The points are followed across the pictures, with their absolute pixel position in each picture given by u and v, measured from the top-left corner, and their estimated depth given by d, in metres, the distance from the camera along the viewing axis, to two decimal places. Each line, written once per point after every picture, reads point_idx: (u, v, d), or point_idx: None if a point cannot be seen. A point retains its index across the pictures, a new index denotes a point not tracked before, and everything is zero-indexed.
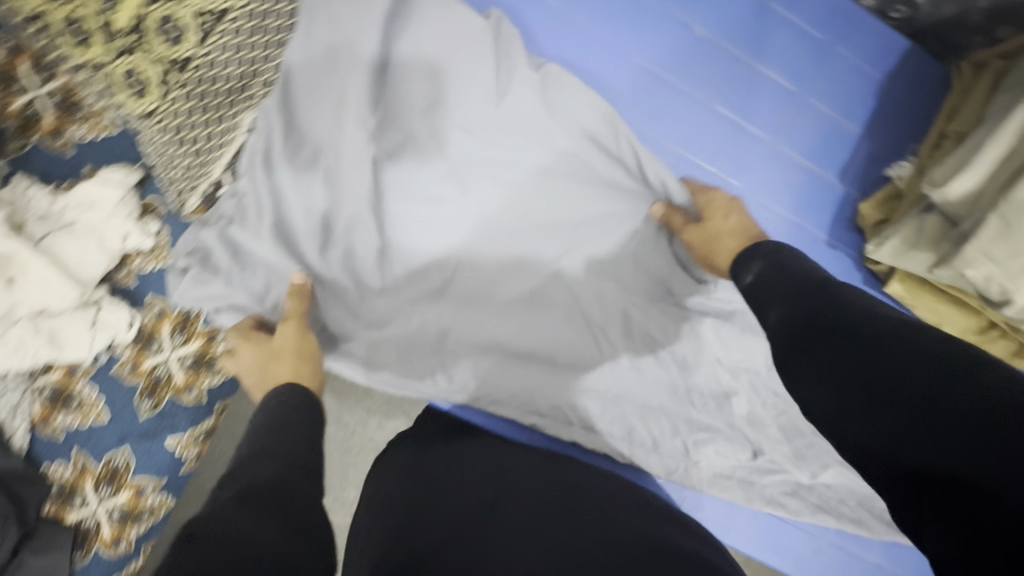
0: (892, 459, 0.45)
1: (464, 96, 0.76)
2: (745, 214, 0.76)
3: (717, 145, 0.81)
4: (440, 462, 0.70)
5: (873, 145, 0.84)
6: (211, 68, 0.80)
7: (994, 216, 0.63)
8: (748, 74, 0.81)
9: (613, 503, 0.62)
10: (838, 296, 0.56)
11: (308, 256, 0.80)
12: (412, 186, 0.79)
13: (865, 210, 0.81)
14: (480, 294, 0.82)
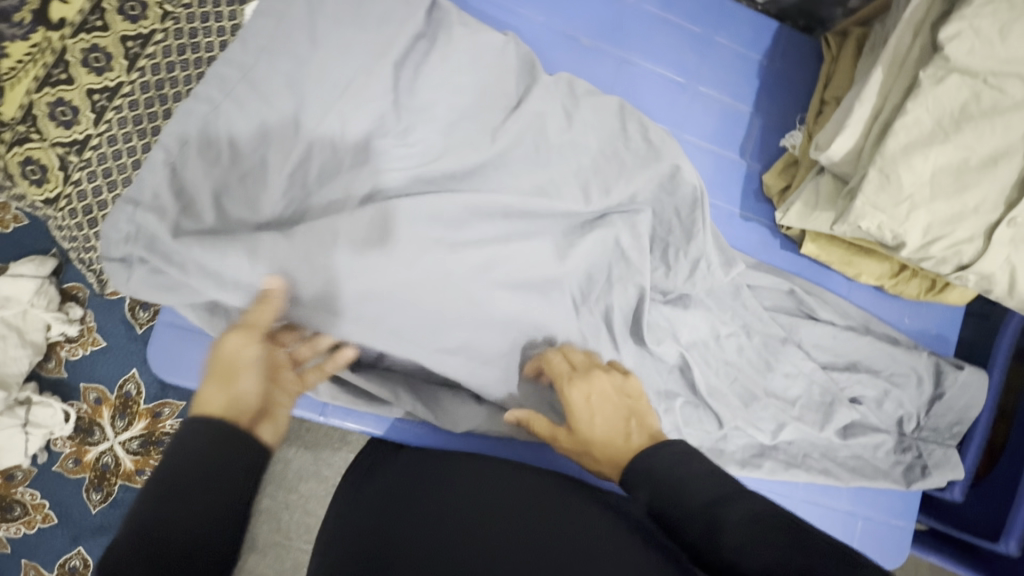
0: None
1: (438, 81, 0.73)
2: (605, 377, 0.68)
3: (665, 107, 0.86)
4: (401, 471, 0.69)
5: (765, 120, 0.89)
6: (111, 144, 0.79)
7: (874, 171, 0.67)
8: (638, 72, 0.86)
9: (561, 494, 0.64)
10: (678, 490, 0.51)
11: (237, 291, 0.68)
12: (340, 182, 0.70)
13: (768, 181, 0.87)
14: (449, 287, 0.70)
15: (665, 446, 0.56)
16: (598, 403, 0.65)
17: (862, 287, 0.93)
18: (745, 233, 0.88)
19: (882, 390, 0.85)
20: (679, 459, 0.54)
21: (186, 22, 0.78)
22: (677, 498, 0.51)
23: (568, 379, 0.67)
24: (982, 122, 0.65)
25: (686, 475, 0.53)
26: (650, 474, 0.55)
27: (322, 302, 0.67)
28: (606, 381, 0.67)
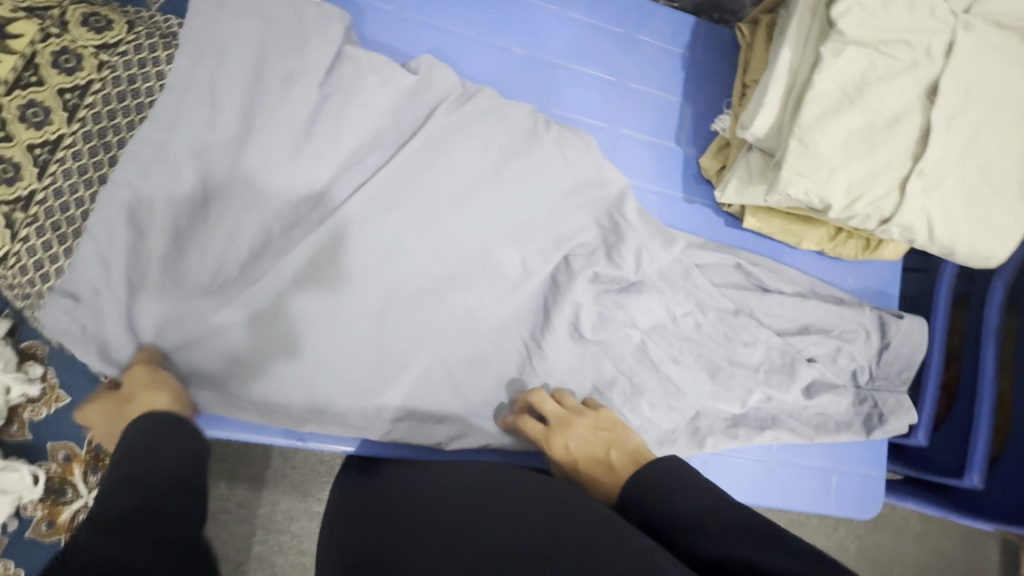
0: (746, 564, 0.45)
1: (373, 106, 0.78)
2: (582, 422, 0.73)
3: (598, 105, 0.91)
4: (391, 482, 0.70)
5: (695, 107, 0.95)
6: (58, 197, 0.76)
7: (794, 141, 0.72)
8: (570, 74, 0.90)
9: (553, 485, 0.64)
10: (683, 497, 0.54)
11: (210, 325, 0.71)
12: (292, 195, 0.74)
13: (704, 164, 0.92)
14: (406, 281, 0.76)
15: (657, 461, 0.59)
16: (579, 449, 0.71)
17: (806, 254, 0.98)
18: (689, 215, 0.93)
19: (835, 347, 0.90)
20: (661, 471, 0.58)
21: (124, 68, 0.79)
22: (672, 499, 0.54)
23: (549, 436, 0.73)
24: (881, 86, 0.71)
25: (669, 483, 0.56)
26: (635, 485, 0.58)
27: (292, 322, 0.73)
28: (581, 423, 0.73)
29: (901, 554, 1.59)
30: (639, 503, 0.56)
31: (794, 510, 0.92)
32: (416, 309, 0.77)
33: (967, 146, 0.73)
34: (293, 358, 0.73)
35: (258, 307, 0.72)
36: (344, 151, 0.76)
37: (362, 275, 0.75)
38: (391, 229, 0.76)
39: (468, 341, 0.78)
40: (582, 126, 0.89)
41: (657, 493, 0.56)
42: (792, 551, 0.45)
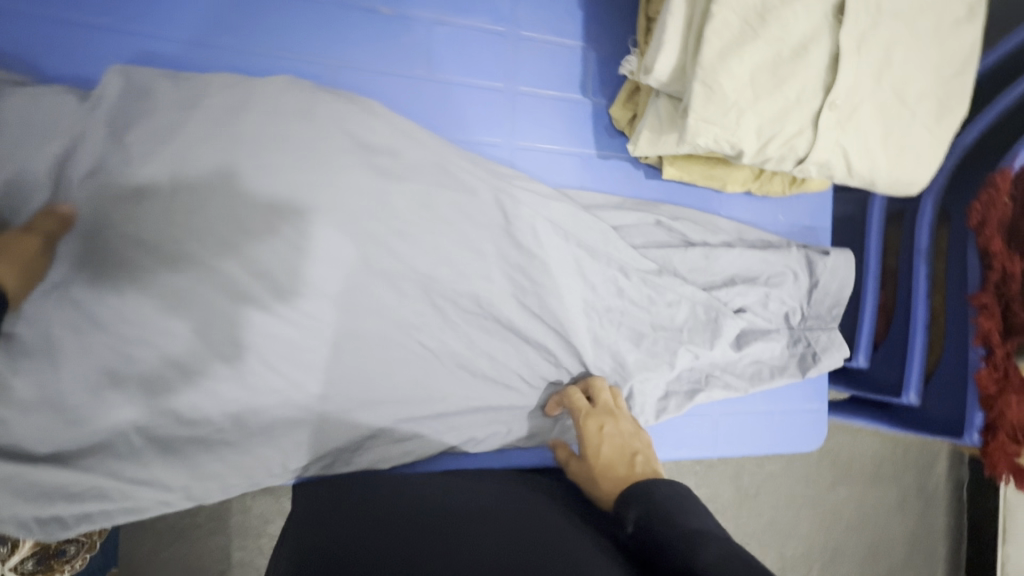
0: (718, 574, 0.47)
1: (228, 103, 0.68)
2: (625, 421, 0.75)
3: (490, 62, 0.81)
4: (360, 500, 0.69)
5: (599, 50, 0.86)
6: None
7: (696, 84, 0.65)
8: (453, 31, 0.79)
9: (525, 509, 0.67)
10: (668, 512, 0.56)
11: (85, 383, 0.63)
12: (153, 217, 0.64)
13: (615, 114, 0.84)
14: (301, 292, 0.68)
15: (667, 484, 0.61)
16: (610, 440, 0.72)
17: (734, 196, 0.94)
18: (607, 172, 0.87)
19: (763, 294, 0.90)
20: (679, 498, 0.59)
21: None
22: (661, 519, 0.56)
23: (589, 412, 0.75)
24: (783, 12, 0.64)
25: (682, 508, 0.57)
26: (647, 499, 0.59)
27: (176, 362, 0.64)
28: (628, 421, 0.75)
29: (861, 452, 1.68)
30: (644, 525, 0.57)
31: (743, 454, 0.93)
32: (284, 310, 0.68)
33: (879, 70, 0.67)
34: (184, 397, 0.65)
35: (130, 354, 0.63)
36: (202, 153, 0.65)
37: (257, 290, 0.67)
38: (208, 218, 0.65)
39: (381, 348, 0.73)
40: (475, 93, 0.80)
41: (645, 515, 0.58)
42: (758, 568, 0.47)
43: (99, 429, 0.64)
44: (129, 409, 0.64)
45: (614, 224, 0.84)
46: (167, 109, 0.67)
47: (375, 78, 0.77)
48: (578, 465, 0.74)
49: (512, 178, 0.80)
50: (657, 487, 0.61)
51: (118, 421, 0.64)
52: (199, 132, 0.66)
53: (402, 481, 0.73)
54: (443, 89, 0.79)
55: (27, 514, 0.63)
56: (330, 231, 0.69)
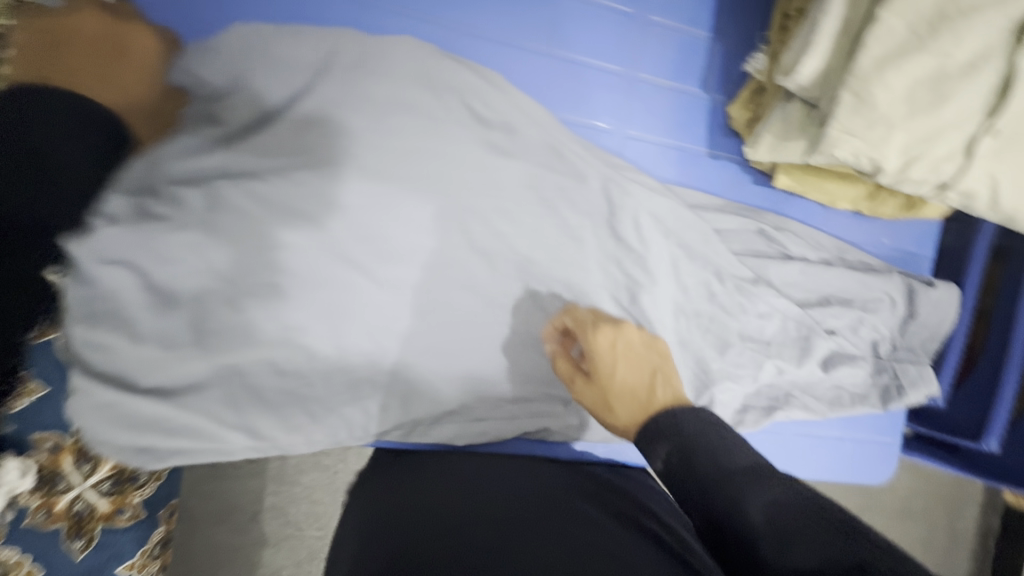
0: (781, 534, 0.41)
1: (354, 60, 0.67)
2: (633, 333, 0.64)
3: (614, 43, 0.78)
4: (412, 483, 0.67)
5: (725, 44, 0.82)
6: None
7: (846, 93, 0.62)
8: (582, 8, 0.77)
9: (566, 494, 0.64)
10: (702, 456, 0.49)
11: (192, 324, 0.63)
12: (271, 170, 0.63)
13: (734, 113, 0.81)
14: (408, 259, 0.69)
15: (693, 417, 0.53)
16: (622, 361, 0.61)
17: (838, 213, 0.90)
18: (714, 172, 0.84)
19: (856, 319, 0.86)
20: (711, 437, 0.50)
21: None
22: (693, 459, 0.49)
23: (597, 327, 0.63)
24: (958, 25, 0.60)
25: (719, 444, 0.50)
26: (677, 436, 0.52)
27: (277, 314, 0.64)
28: (639, 334, 0.64)
29: (893, 489, 1.64)
30: (676, 463, 0.51)
31: (807, 479, 0.90)
32: (389, 275, 0.68)
33: None
34: (282, 348, 0.65)
35: (237, 300, 0.63)
36: (323, 110, 0.64)
37: (366, 253, 0.67)
38: (328, 188, 0.64)
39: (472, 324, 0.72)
40: (595, 75, 0.78)
41: (675, 459, 0.51)
42: (822, 520, 0.42)
43: (193, 375, 0.63)
44: (228, 357, 0.63)
45: (716, 227, 0.81)
46: (295, 63, 0.66)
47: (498, 47, 0.74)
48: (585, 387, 0.64)
49: (620, 167, 0.77)
50: (690, 429, 0.52)
51: (215, 365, 0.63)
52: (324, 88, 0.65)
53: (449, 465, 0.71)
54: (564, 66, 0.76)
55: (118, 442, 0.61)
56: (442, 201, 0.69)
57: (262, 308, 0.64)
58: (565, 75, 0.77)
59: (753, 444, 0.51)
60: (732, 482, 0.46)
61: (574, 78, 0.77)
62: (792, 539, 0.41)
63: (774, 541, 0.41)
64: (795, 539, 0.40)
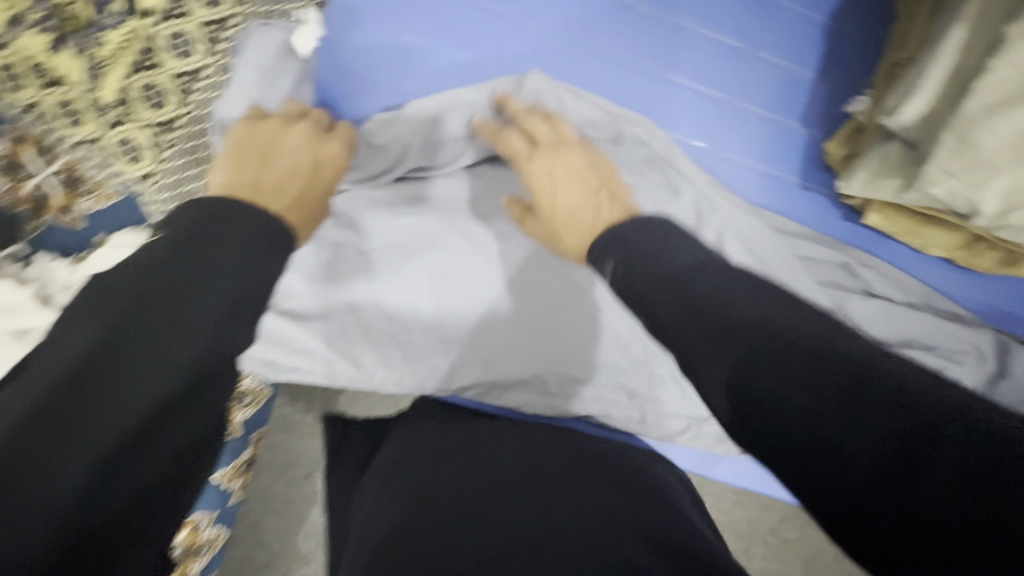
0: (764, 332, 0.43)
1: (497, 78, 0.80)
2: (568, 155, 0.70)
3: (720, 73, 0.85)
4: (443, 445, 0.64)
5: (829, 85, 0.87)
6: (202, 107, 0.85)
7: (949, 135, 0.66)
8: (694, 40, 0.84)
9: (581, 461, 0.62)
10: (666, 257, 0.51)
11: (325, 262, 0.74)
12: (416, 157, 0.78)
13: (831, 149, 0.85)
14: (510, 237, 0.77)
15: (641, 223, 0.56)
16: (557, 186, 0.68)
17: (929, 260, 0.90)
18: (803, 203, 0.88)
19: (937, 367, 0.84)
20: (652, 235, 0.54)
21: (199, 108, 0.85)
22: (662, 258, 0.51)
23: (532, 156, 0.70)
24: None
25: (664, 249, 0.52)
26: (625, 244, 0.54)
27: (394, 265, 0.75)
28: (576, 157, 0.70)
29: None
30: (627, 276, 0.53)
31: None
32: (492, 248, 0.77)
33: None
34: (391, 296, 0.75)
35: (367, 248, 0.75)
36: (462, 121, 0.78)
37: (476, 228, 0.77)
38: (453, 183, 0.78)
39: (556, 307, 0.78)
40: (698, 100, 0.85)
41: (628, 268, 0.53)
42: (794, 313, 0.45)
43: (319, 302, 0.75)
44: (352, 294, 0.74)
45: (801, 254, 0.84)
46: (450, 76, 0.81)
47: (613, 65, 0.83)
48: (536, 224, 0.72)
49: (711, 184, 0.83)
50: (630, 231, 0.55)
51: (336, 299, 0.74)
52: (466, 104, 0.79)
53: (474, 428, 0.69)
54: (670, 89, 0.84)
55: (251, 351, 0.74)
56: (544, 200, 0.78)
57: (382, 259, 0.75)
58: (671, 98, 0.84)
59: (697, 241, 0.54)
60: (705, 285, 0.47)
61: (678, 100, 0.84)
62: (770, 335, 0.42)
63: (771, 346, 0.42)
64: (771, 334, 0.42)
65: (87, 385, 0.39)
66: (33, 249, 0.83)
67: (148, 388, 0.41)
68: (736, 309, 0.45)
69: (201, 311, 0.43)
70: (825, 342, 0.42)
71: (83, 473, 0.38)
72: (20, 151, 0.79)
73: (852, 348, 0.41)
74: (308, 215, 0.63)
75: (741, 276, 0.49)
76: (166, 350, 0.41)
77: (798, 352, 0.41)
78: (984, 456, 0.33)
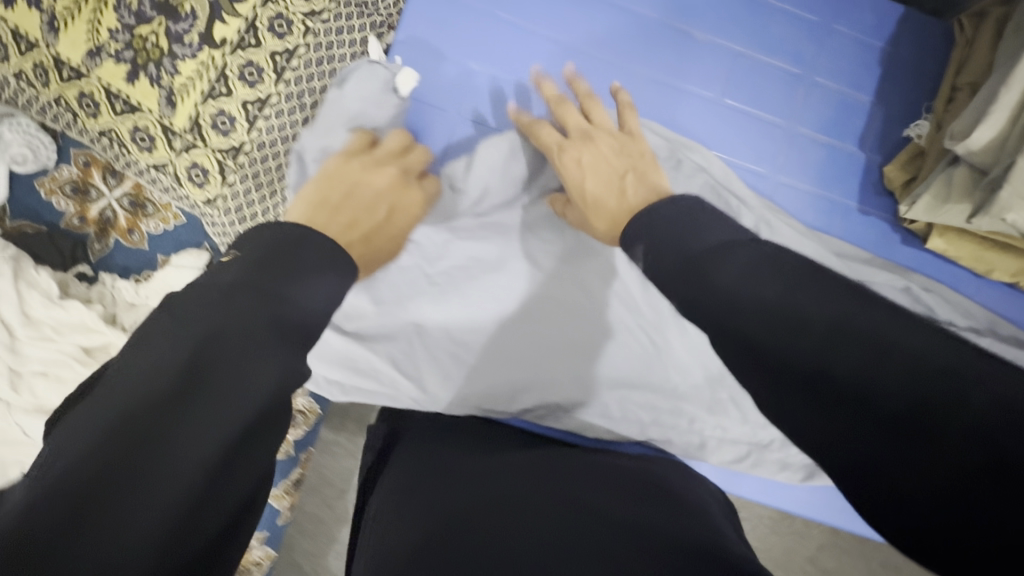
0: (774, 309, 0.40)
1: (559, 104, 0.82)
2: (598, 143, 0.72)
3: (776, 98, 0.86)
4: (447, 467, 0.60)
5: (887, 109, 0.87)
6: (269, 132, 0.87)
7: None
8: (752, 66, 0.85)
9: (608, 494, 0.55)
10: (690, 242, 0.48)
11: (392, 282, 0.75)
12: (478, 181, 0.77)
13: (891, 173, 0.85)
14: (573, 260, 0.78)
15: (681, 202, 0.54)
16: (586, 172, 0.70)
17: (993, 285, 0.89)
18: (862, 227, 0.87)
19: None
20: (688, 213, 0.52)
21: (266, 133, 0.87)
22: (683, 241, 0.49)
23: (563, 146, 0.72)
24: None
25: (689, 232, 0.50)
26: (651, 220, 0.54)
27: (459, 287, 0.76)
28: (606, 145, 0.72)
29: None
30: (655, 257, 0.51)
31: None
32: (559, 271, 0.77)
33: None
34: (455, 319, 0.76)
35: (435, 269, 0.76)
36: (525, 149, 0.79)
37: (540, 253, 0.78)
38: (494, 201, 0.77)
39: (615, 327, 0.79)
40: (755, 124, 0.85)
41: (654, 257, 0.51)
42: (816, 281, 0.41)
43: (386, 323, 0.76)
44: (419, 317, 0.76)
45: (863, 277, 0.83)
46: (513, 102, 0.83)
47: (672, 90, 0.84)
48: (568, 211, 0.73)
49: (770, 208, 0.82)
50: (665, 214, 0.53)
51: (402, 321, 0.76)
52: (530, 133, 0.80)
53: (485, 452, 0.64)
54: (727, 113, 0.85)
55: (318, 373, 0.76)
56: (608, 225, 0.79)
57: (446, 281, 0.76)
58: (728, 122, 0.85)
59: (725, 217, 0.51)
60: (714, 261, 0.45)
61: (735, 124, 0.85)
62: (777, 308, 0.40)
63: (780, 322, 0.40)
64: (771, 309, 0.40)
65: (156, 432, 0.35)
66: (97, 269, 0.96)
67: (217, 429, 0.36)
68: (762, 295, 0.41)
69: (264, 337, 0.39)
70: (840, 305, 0.39)
71: (163, 526, 0.33)
72: (92, 178, 0.97)
73: (875, 316, 0.38)
74: (373, 249, 0.67)
75: (766, 247, 0.46)
76: (231, 384, 0.37)
77: (809, 327, 0.39)
78: (982, 420, 0.33)
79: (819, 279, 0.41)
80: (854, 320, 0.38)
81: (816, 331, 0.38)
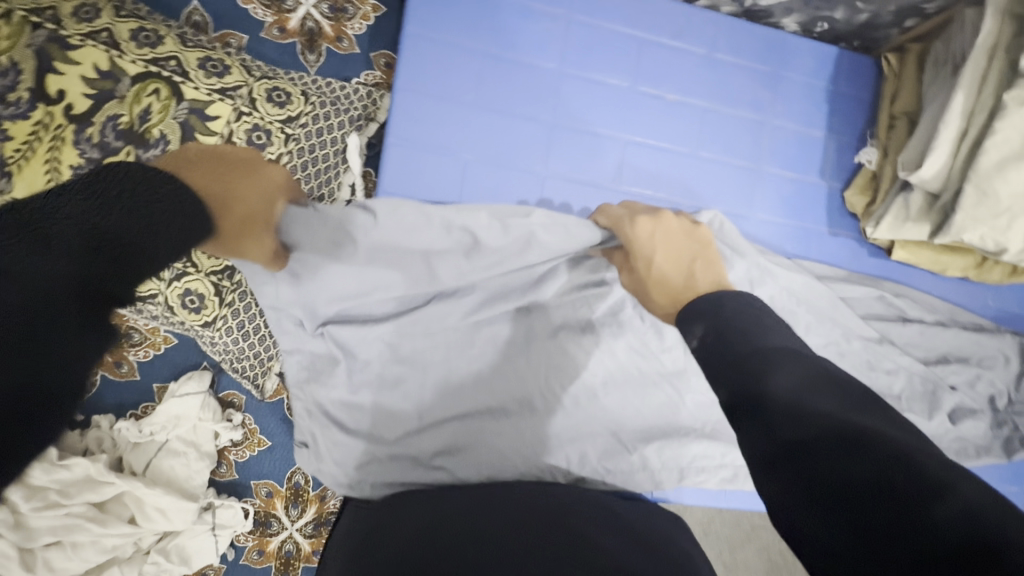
0: (825, 420, 0.37)
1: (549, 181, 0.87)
2: (672, 219, 0.70)
3: (743, 144, 0.93)
4: (436, 505, 0.68)
5: (838, 140, 0.96)
6: None
7: (970, 187, 0.75)
8: (719, 118, 0.92)
9: (592, 527, 0.64)
10: (758, 338, 0.44)
11: (429, 377, 0.79)
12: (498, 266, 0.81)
13: (852, 198, 0.94)
14: (583, 323, 0.84)
15: (722, 300, 0.50)
16: (655, 245, 0.67)
17: (946, 279, 1.00)
18: (834, 247, 0.96)
19: (973, 375, 0.93)
20: (754, 311, 0.48)
21: None
22: (759, 333, 0.45)
23: (633, 219, 0.71)
24: None
25: (758, 326, 0.46)
26: (718, 313, 0.48)
27: (488, 370, 0.80)
28: (677, 222, 0.69)
29: None
30: (715, 344, 0.47)
31: None
32: (575, 333, 0.83)
33: None
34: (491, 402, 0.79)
35: (466, 355, 0.80)
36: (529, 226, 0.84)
37: (554, 321, 0.83)
38: (501, 287, 0.81)
39: (638, 375, 0.85)
40: (728, 170, 0.92)
41: (710, 339, 0.47)
42: (873, 416, 0.38)
43: (425, 417, 0.79)
44: (458, 405, 0.79)
45: (846, 293, 0.92)
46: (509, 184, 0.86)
47: (650, 151, 0.90)
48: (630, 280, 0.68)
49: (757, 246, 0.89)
50: (722, 304, 0.49)
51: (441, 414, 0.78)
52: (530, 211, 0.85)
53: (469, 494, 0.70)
54: (703, 164, 0.92)
55: (365, 481, 0.77)
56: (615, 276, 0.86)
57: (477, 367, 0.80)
58: (707, 171, 0.92)
59: (794, 332, 0.47)
60: (772, 362, 0.42)
61: (713, 172, 0.92)
62: (818, 421, 0.37)
63: (832, 435, 0.36)
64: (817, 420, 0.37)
65: None
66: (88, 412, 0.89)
67: None
68: (815, 406, 0.38)
69: None
70: (898, 442, 0.36)
71: None
72: None
73: (932, 465, 0.34)
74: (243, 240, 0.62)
75: (832, 369, 0.42)
76: None
77: (860, 445, 0.35)
78: None
79: (876, 417, 0.38)
80: (911, 458, 0.34)
81: (865, 456, 0.35)
